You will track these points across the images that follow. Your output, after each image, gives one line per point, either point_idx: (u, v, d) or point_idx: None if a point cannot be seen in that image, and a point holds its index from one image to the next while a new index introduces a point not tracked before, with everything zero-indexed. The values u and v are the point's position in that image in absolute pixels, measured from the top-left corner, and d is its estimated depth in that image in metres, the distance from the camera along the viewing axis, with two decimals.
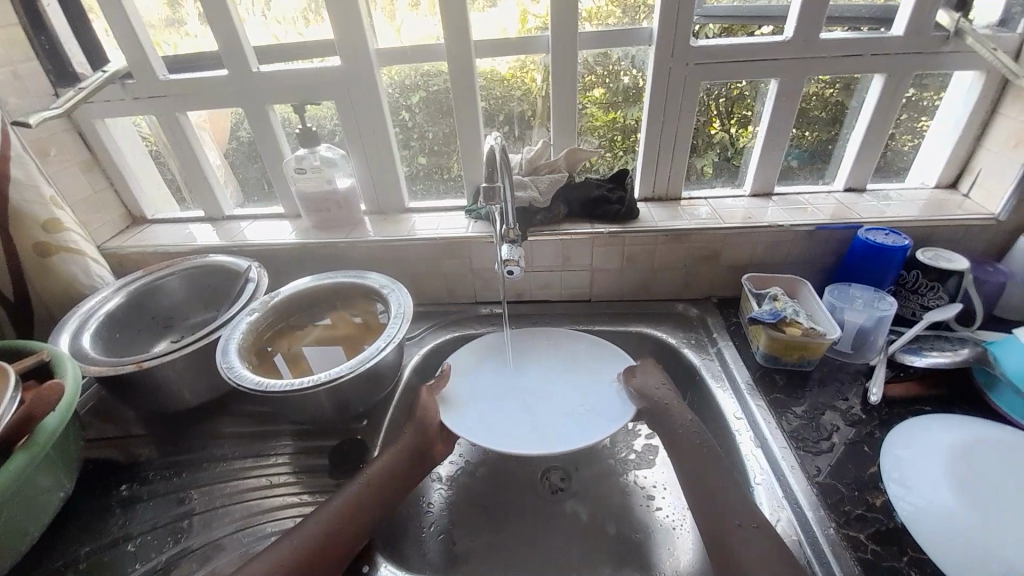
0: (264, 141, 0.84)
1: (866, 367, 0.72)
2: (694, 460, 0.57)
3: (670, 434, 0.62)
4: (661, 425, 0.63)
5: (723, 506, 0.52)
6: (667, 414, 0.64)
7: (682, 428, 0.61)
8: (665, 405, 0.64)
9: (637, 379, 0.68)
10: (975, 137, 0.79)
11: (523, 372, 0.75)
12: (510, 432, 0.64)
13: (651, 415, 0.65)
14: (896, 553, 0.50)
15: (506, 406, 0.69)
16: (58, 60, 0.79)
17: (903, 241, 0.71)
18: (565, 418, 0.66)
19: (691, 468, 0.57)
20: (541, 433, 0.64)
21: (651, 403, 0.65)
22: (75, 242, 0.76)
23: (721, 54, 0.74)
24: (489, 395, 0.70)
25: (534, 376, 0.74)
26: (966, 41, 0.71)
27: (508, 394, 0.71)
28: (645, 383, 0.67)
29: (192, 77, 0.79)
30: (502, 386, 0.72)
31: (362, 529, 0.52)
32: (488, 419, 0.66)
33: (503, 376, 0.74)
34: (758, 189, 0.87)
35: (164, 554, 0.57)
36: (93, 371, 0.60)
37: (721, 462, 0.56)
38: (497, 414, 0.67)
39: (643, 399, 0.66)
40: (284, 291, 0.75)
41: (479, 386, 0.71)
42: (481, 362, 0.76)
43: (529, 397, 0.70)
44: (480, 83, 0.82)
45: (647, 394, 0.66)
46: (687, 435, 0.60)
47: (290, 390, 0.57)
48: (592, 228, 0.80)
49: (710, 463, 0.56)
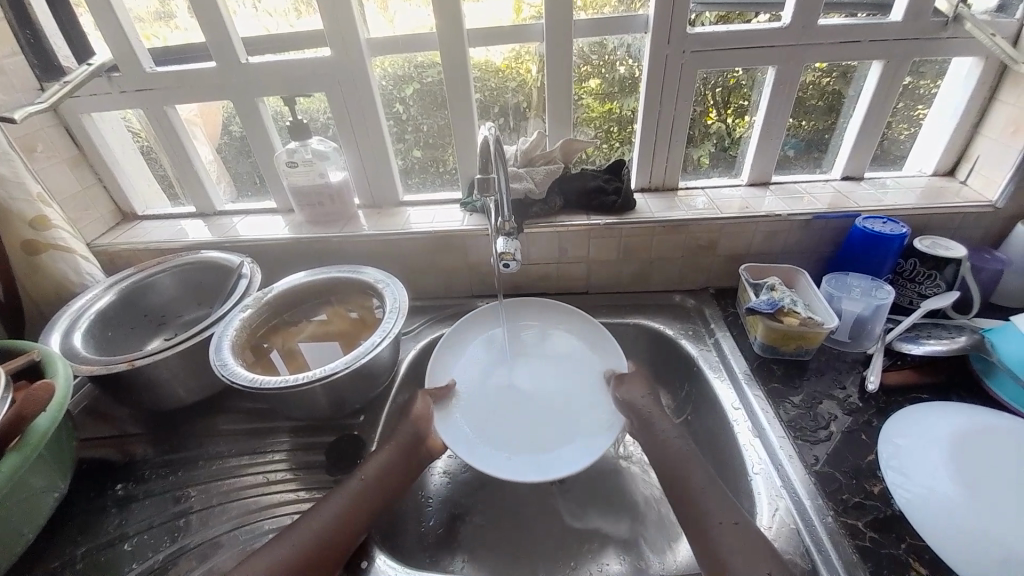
0: (255, 135, 0.83)
1: (863, 355, 0.72)
2: (681, 461, 0.56)
3: (652, 440, 0.60)
4: (643, 434, 0.61)
5: (715, 505, 0.51)
6: (650, 421, 0.62)
7: (665, 435, 0.60)
8: (648, 413, 0.63)
9: (623, 388, 0.67)
10: (973, 124, 0.79)
11: (513, 375, 0.72)
12: (506, 444, 0.63)
13: (635, 425, 0.63)
14: (894, 541, 0.50)
15: (497, 416, 0.67)
16: (43, 53, 0.78)
17: (900, 229, 0.71)
18: (559, 434, 0.64)
19: (673, 468, 0.56)
20: (534, 453, 0.62)
21: (636, 412, 0.64)
22: (64, 240, 0.75)
23: (718, 42, 0.73)
24: (482, 402, 0.68)
25: (525, 381, 0.71)
26: (965, 26, 0.70)
27: (499, 400, 0.69)
28: (631, 394, 0.66)
29: (181, 70, 0.77)
30: (493, 391, 0.70)
31: (361, 526, 0.52)
32: (480, 433, 0.64)
33: (494, 380, 0.72)
34: (756, 179, 0.86)
35: (161, 553, 0.56)
36: (85, 370, 0.59)
37: (701, 465, 0.56)
38: (494, 422, 0.66)
39: (628, 408, 0.64)
40: (278, 286, 0.74)
41: (470, 392, 0.70)
42: (471, 362, 0.74)
43: (521, 404, 0.68)
44: (474, 74, 0.81)
45: (630, 403, 0.65)
46: (676, 441, 0.59)
47: (284, 387, 0.57)
48: (589, 220, 0.80)
49: (702, 469, 0.55)
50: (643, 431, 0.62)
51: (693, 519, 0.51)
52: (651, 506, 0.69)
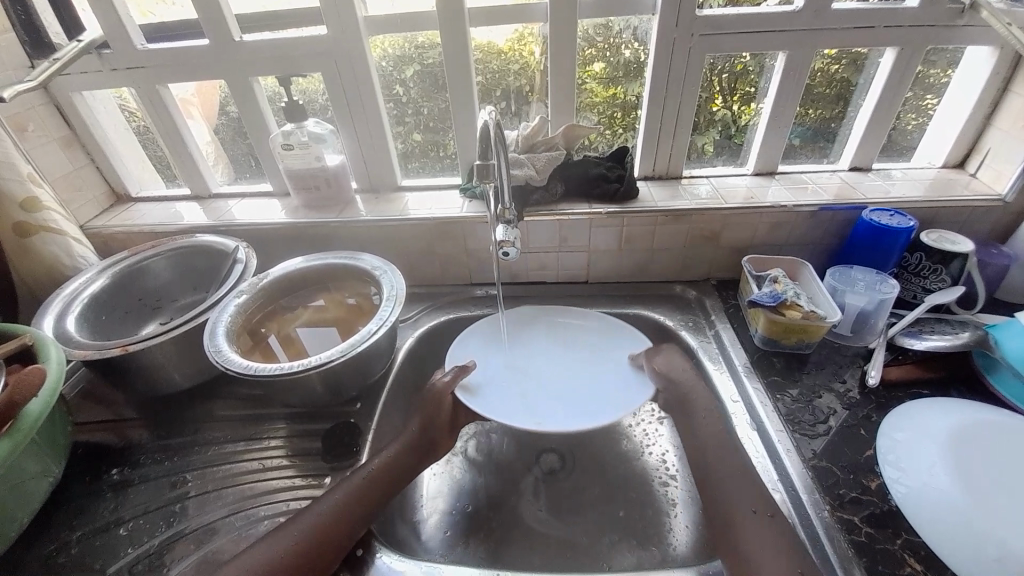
0: (249, 115, 0.81)
1: (865, 349, 0.71)
2: (709, 455, 0.55)
3: (690, 425, 0.59)
4: (680, 415, 0.60)
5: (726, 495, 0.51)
6: (689, 401, 0.61)
7: (702, 427, 0.58)
8: (686, 393, 0.61)
9: (658, 362, 0.66)
10: (985, 115, 0.77)
11: (515, 353, 0.73)
12: (529, 411, 0.63)
13: (673, 405, 0.62)
14: (889, 536, 0.50)
15: (516, 386, 0.67)
16: (34, 29, 0.75)
17: (908, 223, 0.69)
18: (593, 393, 0.65)
19: (701, 454, 0.56)
20: (561, 416, 0.62)
21: (673, 387, 0.62)
22: (55, 221, 0.74)
23: (728, 25, 0.71)
24: (501, 375, 0.69)
25: (539, 359, 0.72)
26: (981, 14, 0.68)
27: (517, 370, 0.69)
28: (668, 366, 0.65)
29: (173, 47, 0.75)
30: (499, 366, 0.70)
31: (362, 518, 0.52)
32: (506, 401, 0.64)
33: (509, 356, 0.72)
34: (760, 169, 0.85)
35: (158, 538, 0.56)
36: (79, 355, 0.58)
37: (725, 450, 0.55)
38: (515, 390, 0.66)
39: (668, 382, 0.63)
40: (274, 271, 0.73)
41: (483, 363, 0.70)
42: (474, 342, 0.74)
43: (535, 378, 0.68)
44: (476, 57, 0.78)
45: (670, 378, 0.63)
46: (709, 426, 0.58)
47: (282, 374, 0.56)
48: (590, 208, 0.78)
49: (722, 458, 0.54)
50: (681, 411, 0.61)
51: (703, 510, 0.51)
52: (649, 492, 0.69)
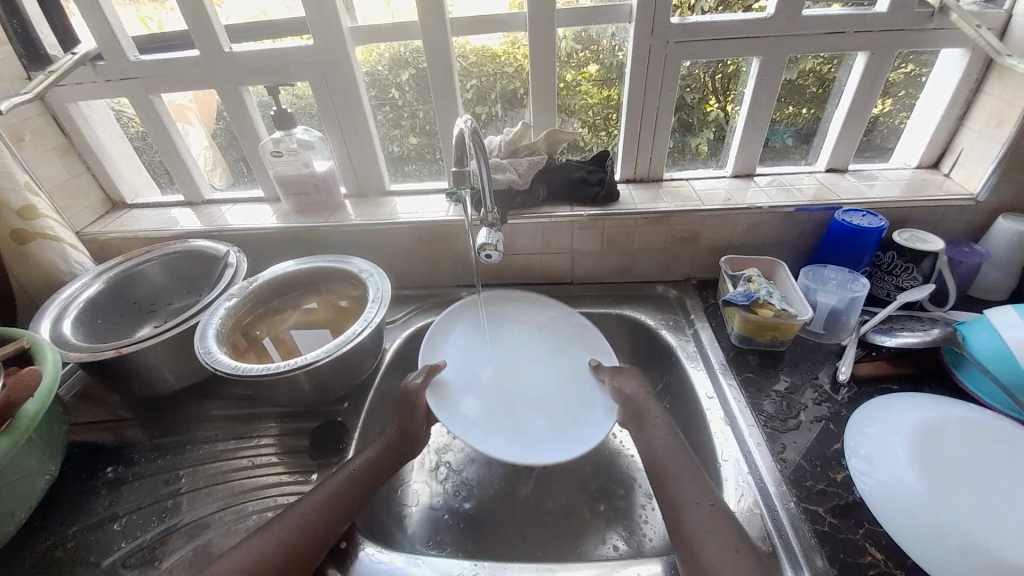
0: (241, 122, 0.83)
1: (838, 346, 0.73)
2: (674, 449, 0.57)
3: (644, 430, 0.60)
4: (633, 426, 0.62)
5: (701, 487, 0.52)
6: (643, 410, 0.62)
7: (653, 425, 0.60)
8: (641, 403, 0.63)
9: (618, 380, 0.67)
10: (958, 116, 0.78)
11: (514, 370, 0.73)
12: (500, 428, 0.64)
13: (628, 412, 0.64)
14: (852, 526, 0.52)
15: (507, 403, 0.68)
16: (31, 44, 0.78)
17: (879, 223, 0.71)
18: (566, 420, 0.66)
19: (661, 456, 0.57)
20: (530, 440, 0.63)
21: (627, 400, 0.64)
22: (51, 228, 0.76)
23: (705, 32, 0.73)
24: (494, 389, 0.70)
25: (533, 375, 0.73)
26: (950, 17, 0.70)
27: (511, 389, 0.70)
28: (624, 383, 0.66)
29: (165, 58, 0.77)
30: (490, 386, 0.70)
31: (347, 515, 0.54)
32: (477, 411, 0.66)
33: (513, 370, 0.73)
34: (740, 170, 0.86)
35: (150, 532, 0.59)
36: (74, 357, 0.60)
37: (686, 451, 0.56)
38: (500, 408, 0.67)
39: (626, 399, 0.64)
40: (265, 275, 0.75)
41: (487, 373, 0.72)
42: (487, 341, 0.77)
43: (523, 395, 0.70)
44: (469, 60, 0.81)
45: (627, 395, 0.65)
46: (660, 430, 0.59)
47: (268, 374, 0.58)
48: (572, 211, 0.80)
49: (678, 456, 0.56)
50: (634, 418, 0.62)
51: (668, 501, 0.53)
52: (626, 486, 0.71)
